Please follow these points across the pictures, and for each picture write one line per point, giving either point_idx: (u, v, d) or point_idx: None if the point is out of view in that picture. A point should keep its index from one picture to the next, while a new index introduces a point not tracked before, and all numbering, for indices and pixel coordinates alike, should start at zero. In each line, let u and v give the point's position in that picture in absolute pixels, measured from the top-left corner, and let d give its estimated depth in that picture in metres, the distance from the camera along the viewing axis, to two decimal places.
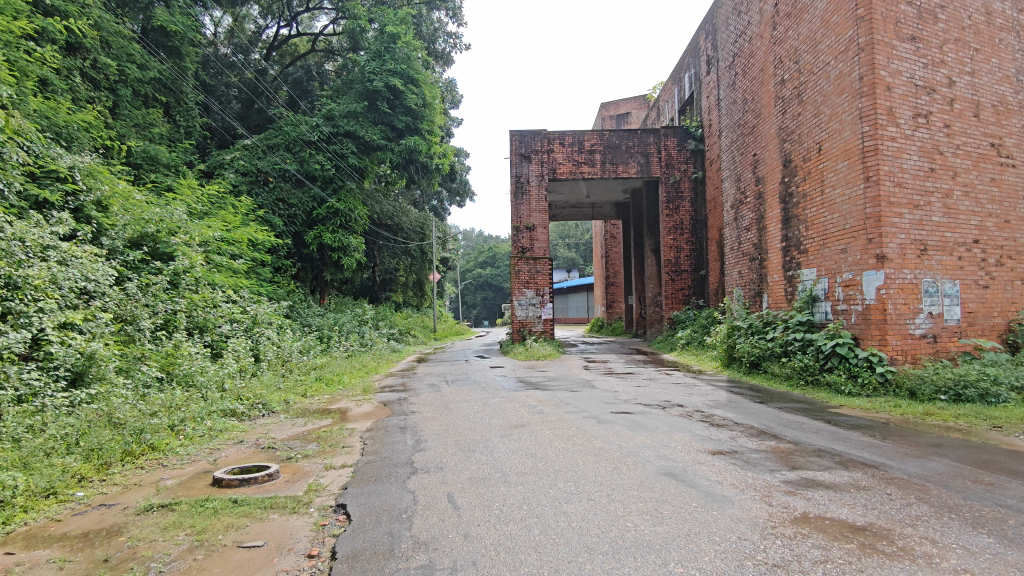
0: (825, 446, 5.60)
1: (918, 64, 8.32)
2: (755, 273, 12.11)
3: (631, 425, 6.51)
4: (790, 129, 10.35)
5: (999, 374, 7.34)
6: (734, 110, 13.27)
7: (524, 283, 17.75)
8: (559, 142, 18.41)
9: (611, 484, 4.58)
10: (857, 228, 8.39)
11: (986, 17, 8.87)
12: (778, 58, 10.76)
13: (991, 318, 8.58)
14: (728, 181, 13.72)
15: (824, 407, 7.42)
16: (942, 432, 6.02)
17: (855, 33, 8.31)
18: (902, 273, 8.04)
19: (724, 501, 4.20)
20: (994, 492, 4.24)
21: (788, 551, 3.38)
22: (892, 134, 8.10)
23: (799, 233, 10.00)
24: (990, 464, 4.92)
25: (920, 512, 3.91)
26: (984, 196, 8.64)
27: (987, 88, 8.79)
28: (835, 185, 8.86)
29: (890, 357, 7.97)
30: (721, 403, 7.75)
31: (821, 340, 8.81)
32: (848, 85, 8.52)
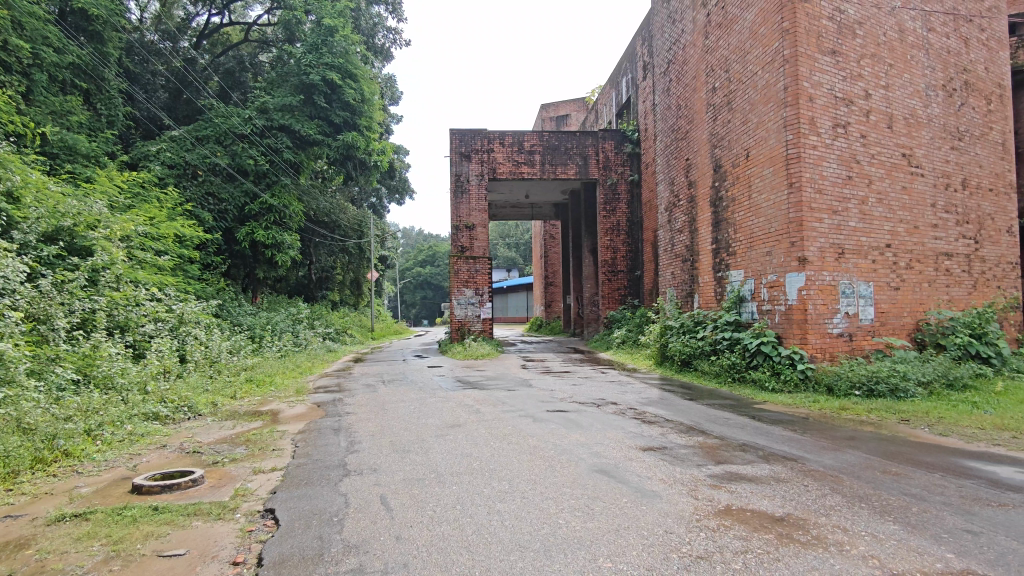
0: (749, 440, 5.83)
1: (837, 77, 8.76)
2: (687, 274, 12.47)
3: (566, 424, 6.60)
4: (720, 135, 10.70)
5: (907, 370, 7.83)
6: (668, 115, 13.63)
7: (463, 282, 17.73)
8: (498, 142, 18.45)
9: (545, 482, 4.64)
10: (781, 232, 8.75)
11: (900, 35, 9.43)
12: (710, 66, 11.12)
13: (901, 318, 9.14)
14: (663, 184, 14.06)
15: (748, 403, 7.73)
16: (856, 426, 6.37)
17: (780, 45, 8.66)
18: (821, 275, 8.45)
19: (653, 496, 4.31)
20: (900, 482, 4.52)
21: (711, 543, 3.51)
22: (813, 143, 8.50)
23: (728, 235, 10.37)
24: (897, 456, 5.25)
25: (833, 502, 4.13)
26: (896, 203, 9.19)
27: (899, 102, 9.35)
28: (761, 191, 9.23)
29: (810, 355, 8.37)
30: (653, 400, 7.96)
31: (747, 339, 9.16)
32: (773, 95, 8.89)
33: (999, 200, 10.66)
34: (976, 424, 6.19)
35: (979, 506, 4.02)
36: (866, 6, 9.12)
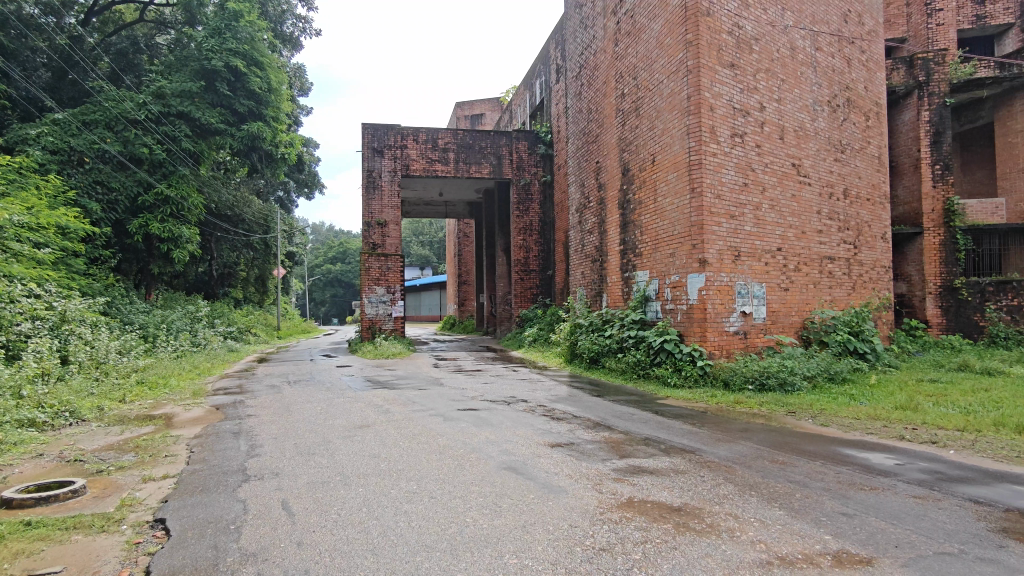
0: (651, 434, 6.07)
1: (736, 89, 9.27)
2: (596, 274, 12.80)
3: (476, 422, 6.62)
4: (628, 140, 11.05)
5: (794, 366, 8.41)
6: (580, 119, 13.94)
7: (374, 279, 17.40)
8: (412, 139, 18.22)
9: (453, 481, 4.64)
10: (683, 235, 9.14)
11: (791, 52, 10.09)
12: (619, 72, 11.46)
13: (790, 317, 9.79)
14: (574, 186, 14.35)
15: (652, 398, 8.04)
16: (749, 418, 6.77)
17: (684, 56, 9.04)
18: (719, 276, 8.91)
19: (559, 491, 4.41)
20: (786, 470, 4.85)
21: (613, 535, 3.62)
22: (713, 151, 8.94)
23: (635, 237, 10.72)
24: (784, 445, 5.63)
25: (727, 491, 4.38)
26: (786, 210, 9.84)
27: (790, 115, 10.00)
28: (666, 195, 9.61)
29: (708, 351, 8.81)
30: (562, 397, 8.12)
31: (652, 336, 9.51)
32: (677, 104, 9.27)
33: (876, 209, 11.64)
34: (852, 414, 6.73)
35: (853, 490, 4.38)
36: (762, 23, 9.69)
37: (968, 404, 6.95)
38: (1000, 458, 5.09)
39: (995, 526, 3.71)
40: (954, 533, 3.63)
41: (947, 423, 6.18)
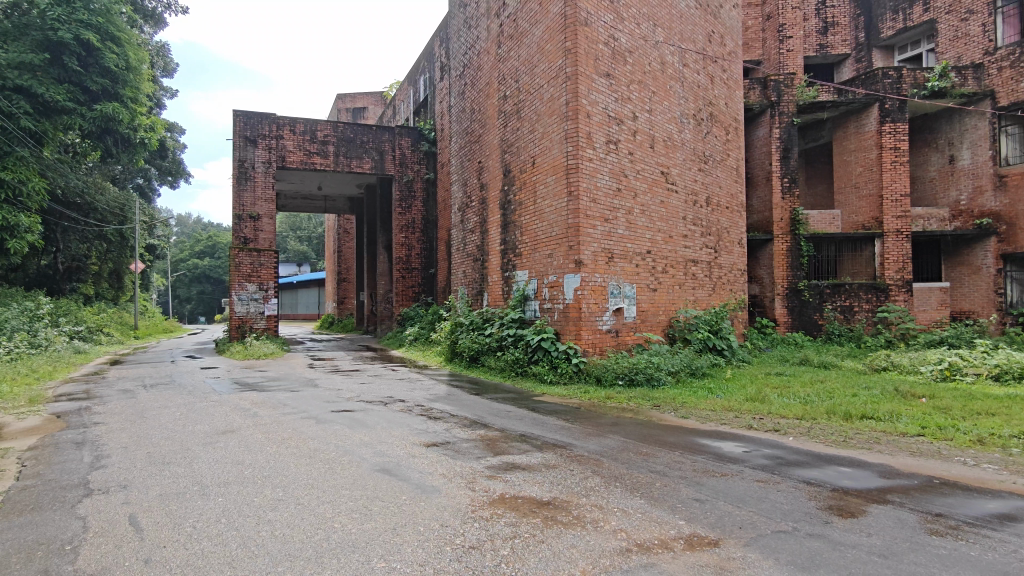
0: (526, 431, 6.21)
1: (611, 98, 9.69)
2: (477, 273, 12.90)
3: (350, 424, 6.45)
4: (510, 141, 11.23)
5: (659, 363, 8.95)
6: (463, 118, 13.98)
7: (246, 276, 16.47)
8: (289, 129, 17.44)
9: (322, 485, 4.50)
10: (560, 237, 9.41)
11: (661, 66, 10.69)
12: (501, 75, 11.62)
13: (658, 316, 10.38)
14: (456, 185, 14.37)
15: (529, 396, 8.22)
16: (618, 413, 7.09)
17: (563, 63, 9.31)
18: (594, 276, 9.27)
19: (432, 491, 4.40)
20: (648, 461, 5.14)
21: (484, 532, 3.67)
22: (589, 156, 9.29)
23: (515, 237, 10.91)
24: (648, 437, 5.95)
25: (594, 483, 4.57)
26: (655, 215, 10.43)
27: (660, 125, 10.60)
28: (545, 197, 9.85)
29: (583, 349, 9.14)
30: (440, 396, 8.11)
31: (530, 334, 9.73)
32: (557, 109, 9.53)
33: (734, 217, 12.62)
34: (709, 406, 7.27)
35: (706, 476, 4.73)
36: (635, 37, 10.18)
37: (807, 395, 7.72)
38: (829, 443, 5.70)
39: (822, 504, 4.14)
40: (789, 512, 4.01)
41: (788, 412, 6.83)
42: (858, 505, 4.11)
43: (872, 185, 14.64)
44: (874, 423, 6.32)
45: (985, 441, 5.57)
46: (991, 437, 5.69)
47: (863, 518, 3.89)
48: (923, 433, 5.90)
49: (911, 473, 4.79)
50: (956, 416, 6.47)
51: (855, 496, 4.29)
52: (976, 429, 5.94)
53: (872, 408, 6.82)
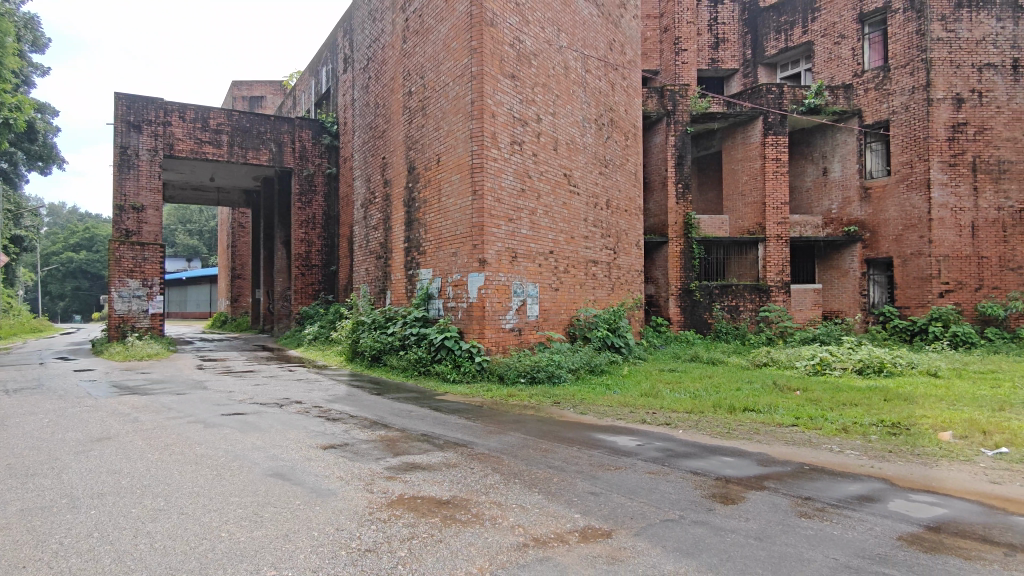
0: (427, 430, 6.18)
1: (515, 99, 9.80)
2: (379, 271, 12.68)
3: (241, 427, 6.16)
4: (414, 138, 11.11)
5: (560, 361, 9.19)
6: (366, 112, 13.69)
7: (127, 271, 15.31)
8: (178, 116, 16.42)
9: (210, 493, 4.27)
10: (464, 235, 9.41)
11: (564, 71, 10.94)
12: (406, 70, 11.48)
13: (560, 315, 10.63)
14: (359, 180, 14.05)
15: (431, 395, 8.17)
16: (520, 410, 7.19)
17: (469, 62, 9.31)
18: (497, 276, 9.35)
19: (328, 494, 4.29)
20: (548, 457, 5.26)
21: (380, 534, 3.62)
22: (494, 156, 9.35)
23: (419, 235, 10.81)
24: (547, 434, 6.07)
25: (493, 480, 4.62)
26: (557, 216, 10.66)
27: (563, 128, 10.85)
28: (449, 195, 9.82)
29: (486, 347, 9.20)
30: (339, 397, 7.90)
31: (433, 333, 9.67)
32: (462, 108, 9.52)
33: (632, 220, 13.11)
34: (606, 402, 7.54)
35: (601, 470, 4.90)
36: (540, 41, 10.35)
37: (696, 389, 8.16)
38: (715, 435, 6.05)
39: (706, 493, 4.40)
40: (677, 501, 4.23)
41: (680, 406, 7.19)
42: (738, 492, 4.40)
43: (756, 193, 15.65)
44: (754, 415, 6.78)
45: (848, 429, 6.11)
46: (854, 425, 6.25)
47: (743, 504, 4.16)
48: (796, 423, 6.40)
49: (785, 460, 5.18)
50: (825, 407, 7.06)
51: (735, 484, 4.59)
52: (841, 418, 6.51)
53: (753, 401, 7.31)
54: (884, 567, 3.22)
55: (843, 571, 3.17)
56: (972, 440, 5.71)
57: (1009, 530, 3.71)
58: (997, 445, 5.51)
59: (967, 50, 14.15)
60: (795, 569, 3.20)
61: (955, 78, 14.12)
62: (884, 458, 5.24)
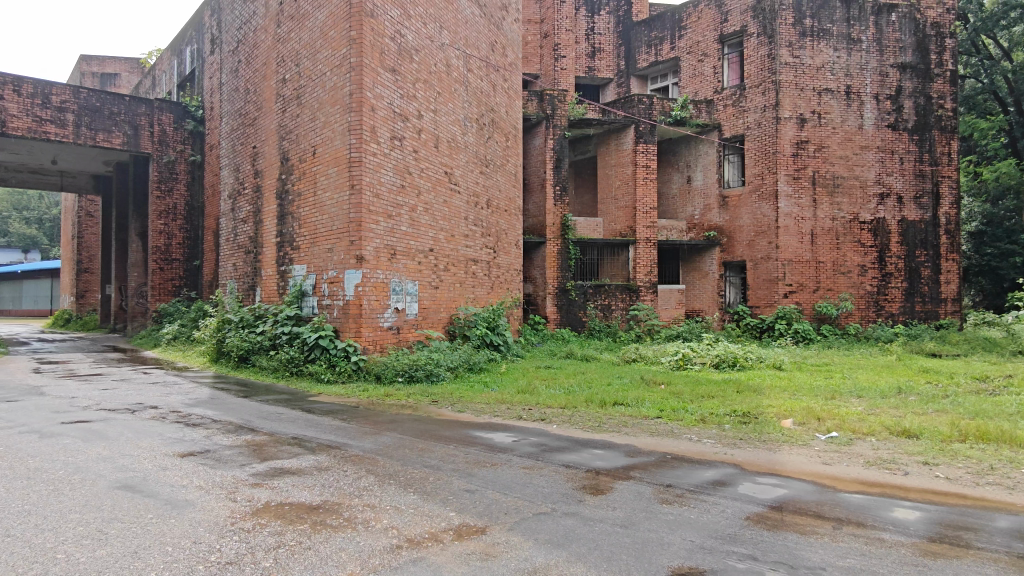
0: (297, 433, 5.93)
1: (396, 94, 9.64)
2: (248, 266, 11.98)
3: (85, 437, 5.58)
4: (288, 128, 10.62)
5: (438, 359, 9.21)
6: (235, 99, 12.90)
7: None
8: (12, 88, 14.45)
9: (45, 510, 3.83)
10: (341, 231, 9.11)
11: (446, 69, 10.90)
12: (280, 56, 10.95)
13: (439, 313, 10.60)
14: (227, 169, 13.21)
15: (303, 397, 7.85)
16: (397, 410, 7.09)
17: (348, 52, 9.05)
18: (375, 273, 9.15)
19: (184, 506, 3.99)
20: (424, 456, 5.23)
21: (243, 545, 3.43)
22: (373, 151, 9.14)
23: (292, 229, 10.34)
24: (424, 433, 6.04)
25: (367, 483, 4.52)
26: (438, 215, 10.62)
27: (443, 126, 10.81)
28: (325, 189, 9.47)
29: (363, 347, 8.99)
30: (201, 401, 7.38)
31: (306, 333, 9.29)
32: (339, 99, 9.23)
33: (512, 220, 13.31)
34: (484, 399, 7.61)
35: (477, 467, 4.94)
36: (421, 36, 10.26)
37: (570, 385, 8.45)
38: (586, 429, 6.29)
39: (577, 485, 4.57)
40: (549, 494, 4.36)
41: (554, 402, 7.42)
42: (607, 483, 4.60)
43: (627, 198, 16.45)
44: (623, 409, 7.13)
45: (705, 419, 6.59)
46: (710, 415, 6.76)
47: (610, 494, 4.37)
48: (660, 415, 6.81)
49: (649, 451, 5.49)
50: (686, 399, 7.57)
51: (604, 475, 4.80)
52: (700, 409, 7.01)
53: (622, 396, 7.68)
54: (733, 546, 3.50)
55: (698, 551, 3.42)
56: (808, 426, 6.38)
57: (837, 506, 4.17)
58: (828, 429, 6.19)
59: (810, 75, 15.71)
60: (656, 553, 3.40)
61: (799, 99, 15.64)
62: (735, 444, 5.71)
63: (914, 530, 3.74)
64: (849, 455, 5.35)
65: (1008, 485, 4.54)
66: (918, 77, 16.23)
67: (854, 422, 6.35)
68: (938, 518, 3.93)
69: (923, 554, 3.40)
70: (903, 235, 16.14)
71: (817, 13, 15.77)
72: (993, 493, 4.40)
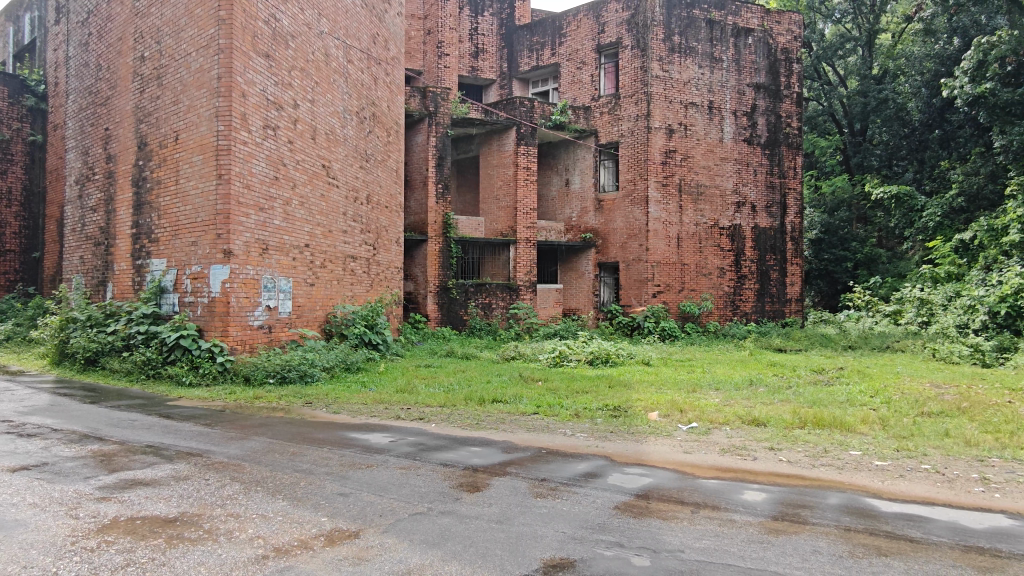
0: (152, 441, 5.48)
1: (269, 80, 9.16)
2: (99, 260, 10.91)
3: None
4: (147, 110, 9.79)
5: (313, 359, 8.93)
6: (84, 75, 11.70)
7: None
8: None
9: None
10: (206, 223, 8.53)
11: (324, 58, 10.52)
12: (138, 31, 10.06)
13: (314, 311, 10.21)
14: (73, 153, 11.96)
15: (161, 401, 7.28)
16: (267, 413, 6.77)
17: (215, 33, 8.48)
18: (245, 269, 8.66)
19: (14, 527, 3.56)
20: (295, 460, 5.02)
21: (84, 566, 3.11)
22: (243, 139, 8.64)
23: (150, 220, 9.54)
24: (296, 436, 5.80)
25: (231, 491, 4.27)
26: (314, 209, 10.22)
27: (321, 118, 10.41)
28: (188, 177, 8.82)
29: (230, 347, 8.48)
30: (38, 409, 6.62)
31: (165, 332, 8.61)
32: (206, 82, 8.63)
33: (392, 216, 13.10)
34: (361, 400, 7.44)
35: (351, 470, 4.82)
36: (298, 23, 9.82)
37: (449, 384, 8.46)
38: (464, 426, 6.33)
39: (454, 483, 4.58)
40: (426, 494, 4.34)
41: (435, 400, 7.40)
42: (484, 480, 4.66)
43: (509, 198, 16.71)
44: (501, 406, 7.24)
45: (579, 414, 6.84)
46: (583, 410, 7.03)
47: (487, 491, 4.42)
48: (537, 411, 7.00)
49: (526, 446, 5.62)
50: (561, 395, 7.83)
51: (481, 472, 4.85)
52: (574, 404, 7.28)
53: (501, 393, 7.79)
54: (603, 534, 3.67)
55: (570, 542, 3.55)
56: (672, 417, 6.82)
57: (695, 491, 4.48)
58: (689, 420, 6.65)
59: (677, 89, 16.75)
60: (529, 547, 3.48)
61: (668, 111, 16.62)
62: (607, 437, 5.98)
63: (761, 510, 4.11)
64: (706, 444, 5.78)
65: (837, 466, 5.10)
66: (770, 97, 17.79)
67: (712, 413, 6.87)
68: (780, 498, 4.34)
69: (768, 532, 3.74)
70: (756, 241, 17.63)
71: (684, 31, 16.82)
72: (825, 473, 4.92)
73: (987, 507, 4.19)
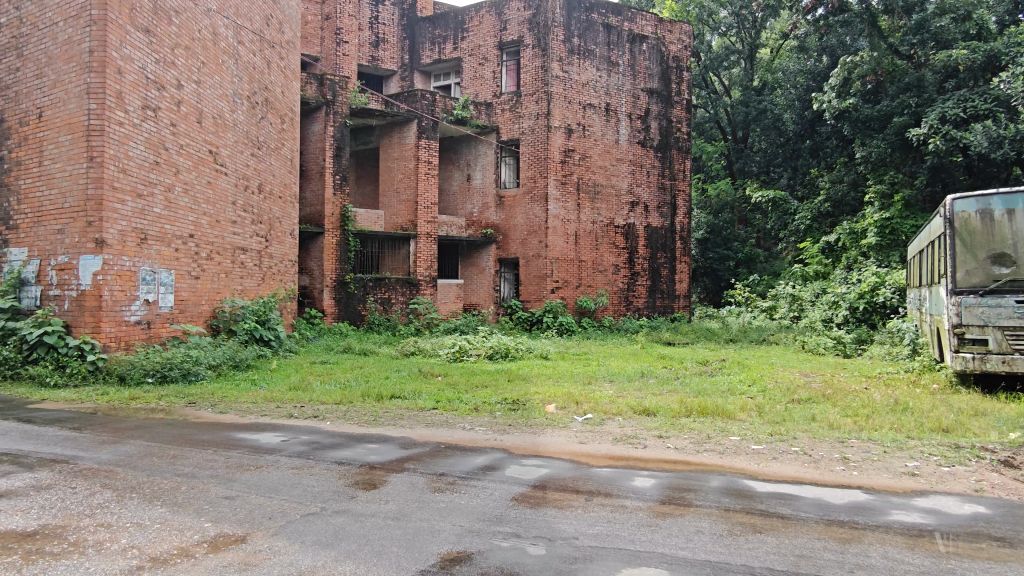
0: (9, 448, 4.96)
1: (149, 58, 8.51)
2: None
3: None
4: (4, 83, 8.80)
5: (197, 357, 8.42)
6: None
7: None
8: None
9: None
10: (74, 209, 7.82)
11: (212, 37, 9.92)
12: None
13: (199, 306, 9.64)
14: None
15: (20, 404, 6.61)
16: (145, 414, 6.31)
17: (87, 3, 7.78)
18: (120, 259, 8.01)
19: None
20: (175, 463, 4.71)
21: None
22: (119, 119, 7.98)
23: (8, 205, 8.61)
24: (176, 438, 5.44)
25: (101, 499, 3.94)
26: (199, 196, 9.62)
27: (208, 100, 9.81)
28: (54, 159, 8.04)
29: (103, 344, 7.83)
30: None
31: (26, 329, 7.82)
32: (75, 55, 7.89)
33: (286, 207, 12.57)
34: (250, 398, 7.10)
35: (238, 472, 4.58)
36: None
37: (346, 380, 8.26)
38: (362, 423, 6.20)
39: (350, 481, 4.48)
40: (319, 493, 4.21)
41: (330, 398, 7.18)
42: (380, 477, 4.58)
43: (409, 192, 16.48)
44: (400, 402, 7.15)
45: (478, 408, 6.89)
46: (482, 404, 7.08)
47: (383, 488, 4.36)
48: (437, 406, 6.98)
49: (424, 441, 5.59)
50: (460, 390, 7.83)
51: (378, 469, 4.77)
52: (473, 398, 7.33)
53: (399, 389, 7.69)
54: (499, 526, 3.71)
55: (467, 535, 3.56)
56: (568, 409, 7.02)
57: (589, 480, 4.63)
58: (585, 412, 6.87)
59: (576, 90, 17.19)
60: (426, 542, 3.47)
61: (567, 111, 17.02)
62: (505, 431, 6.05)
63: (649, 495, 4.31)
64: (600, 433, 6.00)
65: (719, 451, 5.44)
66: (662, 103, 18.64)
67: (606, 404, 7.13)
68: (667, 482, 4.57)
69: (656, 515, 3.93)
70: (649, 239, 18.44)
71: (583, 34, 17.28)
72: (708, 457, 5.24)
73: (846, 484, 4.63)
